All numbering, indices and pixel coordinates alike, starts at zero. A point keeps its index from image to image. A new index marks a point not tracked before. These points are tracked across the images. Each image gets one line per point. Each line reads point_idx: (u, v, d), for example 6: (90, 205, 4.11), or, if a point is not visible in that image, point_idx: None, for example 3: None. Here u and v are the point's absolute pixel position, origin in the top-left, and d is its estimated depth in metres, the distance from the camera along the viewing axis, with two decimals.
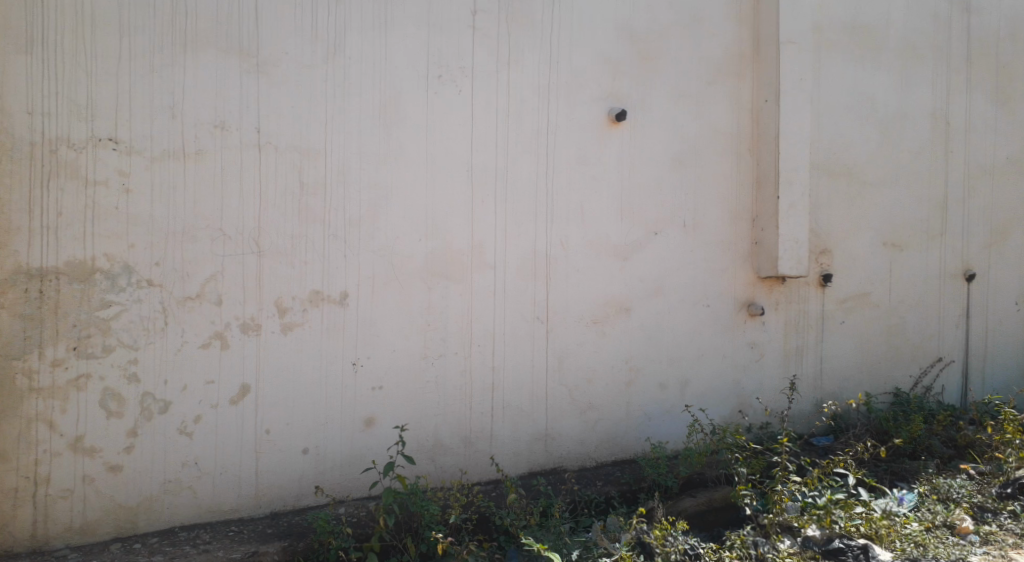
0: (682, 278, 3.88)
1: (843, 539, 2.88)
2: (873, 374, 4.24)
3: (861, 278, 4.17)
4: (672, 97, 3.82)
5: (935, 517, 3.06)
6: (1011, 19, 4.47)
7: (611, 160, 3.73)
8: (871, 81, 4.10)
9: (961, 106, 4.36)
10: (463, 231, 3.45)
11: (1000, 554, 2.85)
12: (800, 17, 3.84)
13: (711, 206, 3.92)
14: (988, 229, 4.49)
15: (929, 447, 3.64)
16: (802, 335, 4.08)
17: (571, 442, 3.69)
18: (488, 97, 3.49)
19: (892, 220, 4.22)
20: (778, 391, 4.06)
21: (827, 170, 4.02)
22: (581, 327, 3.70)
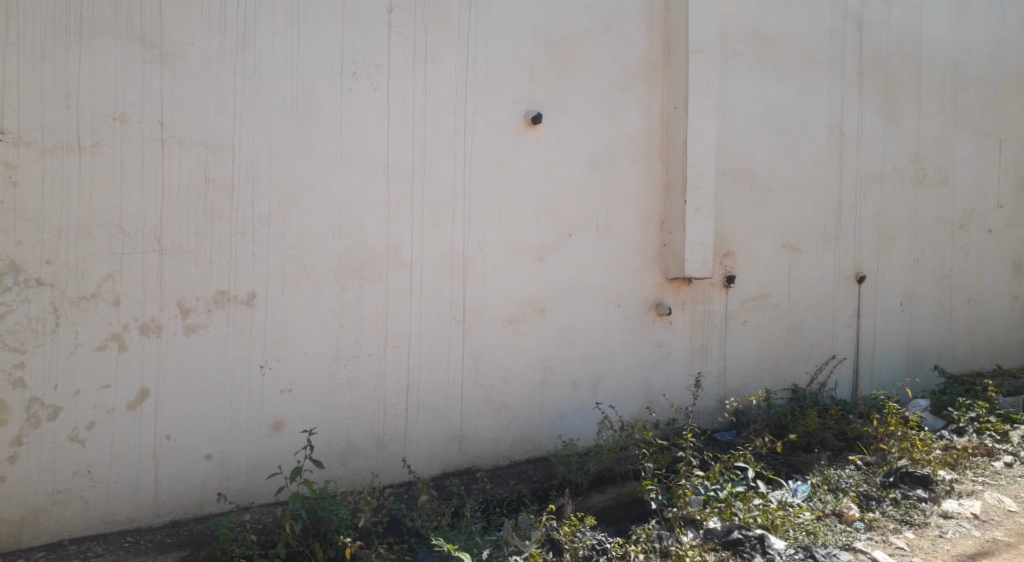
0: (596, 279, 3.96)
1: (741, 530, 3.01)
2: (774, 371, 4.44)
3: (762, 279, 4.36)
4: (586, 102, 3.89)
5: (825, 506, 3.22)
6: (900, 35, 4.74)
7: (527, 161, 3.76)
8: (773, 91, 4.28)
9: (855, 118, 4.60)
10: (379, 230, 3.42)
11: (882, 540, 3.00)
12: (708, 28, 3.97)
13: (624, 210, 4.02)
14: (876, 234, 4.75)
15: (822, 440, 3.81)
16: (707, 334, 4.23)
17: (486, 442, 3.71)
18: (405, 95, 3.46)
19: (792, 225, 4.42)
20: (684, 388, 4.20)
21: (732, 175, 4.19)
22: (497, 327, 3.72)
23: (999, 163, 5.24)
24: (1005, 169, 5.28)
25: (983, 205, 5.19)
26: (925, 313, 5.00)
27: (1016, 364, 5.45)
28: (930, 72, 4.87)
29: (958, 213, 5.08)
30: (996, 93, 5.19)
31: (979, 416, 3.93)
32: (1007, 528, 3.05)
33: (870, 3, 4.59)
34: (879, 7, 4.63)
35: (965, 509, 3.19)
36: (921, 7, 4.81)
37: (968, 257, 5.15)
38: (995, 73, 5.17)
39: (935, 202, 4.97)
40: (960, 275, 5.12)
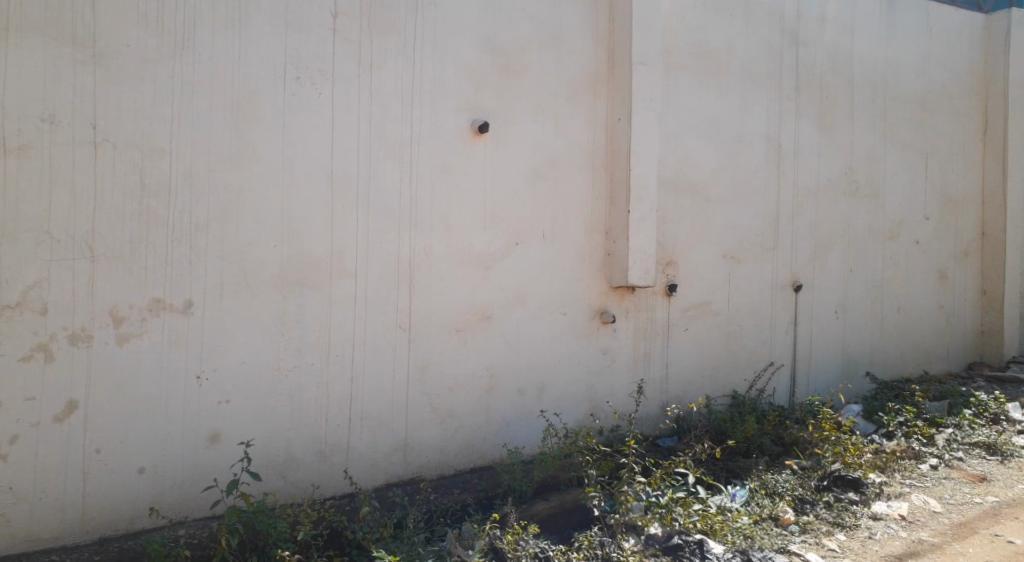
0: (542, 287, 3.98)
1: (681, 535, 3.07)
2: (714, 378, 4.50)
3: (704, 287, 4.43)
4: (531, 111, 3.91)
5: (762, 510, 3.31)
6: (836, 51, 4.88)
7: (473, 170, 3.76)
8: (713, 104, 4.39)
9: (792, 131, 4.72)
10: (322, 237, 3.37)
11: (815, 542, 3.10)
12: (651, 41, 4.04)
13: (570, 219, 4.05)
14: (812, 243, 4.84)
15: (760, 445, 3.91)
16: (650, 342, 4.28)
17: (430, 452, 3.68)
18: (349, 101, 3.43)
19: (732, 235, 4.52)
20: (627, 395, 4.23)
21: (674, 186, 4.27)
22: (443, 336, 3.70)
23: (926, 177, 5.34)
24: (932, 182, 5.37)
25: (912, 217, 5.29)
26: (857, 320, 5.08)
27: (940, 371, 5.51)
28: (862, 87, 5.00)
29: (888, 224, 5.18)
30: (924, 108, 5.31)
31: (907, 420, 4.09)
32: (932, 527, 3.17)
33: (805, 20, 4.72)
34: (814, 24, 4.76)
35: (893, 511, 3.30)
36: (853, 24, 4.94)
37: (898, 267, 5.24)
38: (923, 89, 5.29)
39: (866, 214, 5.07)
40: (890, 284, 5.21)
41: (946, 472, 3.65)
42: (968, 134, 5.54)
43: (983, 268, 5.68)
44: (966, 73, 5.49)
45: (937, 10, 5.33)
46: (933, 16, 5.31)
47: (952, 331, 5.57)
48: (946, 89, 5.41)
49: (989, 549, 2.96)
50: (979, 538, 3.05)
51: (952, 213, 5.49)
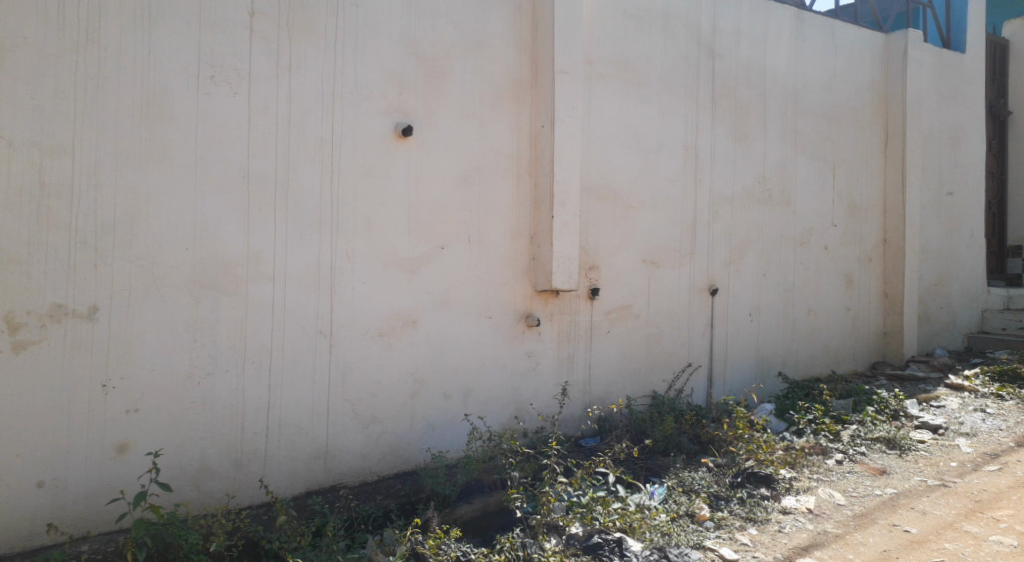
0: (467, 291, 3.98)
1: (601, 535, 3.11)
2: (636, 380, 4.59)
3: (625, 291, 4.52)
4: (455, 115, 3.91)
5: (679, 507, 3.39)
6: (750, 65, 5.07)
7: (396, 172, 3.72)
8: (633, 113, 4.50)
9: (708, 140, 4.88)
10: (238, 239, 3.29)
11: (729, 537, 3.20)
12: (573, 49, 4.11)
13: (495, 223, 4.06)
14: (728, 248, 5.00)
15: (678, 444, 4.01)
16: (573, 344, 4.33)
17: (352, 458, 3.62)
18: (268, 101, 3.36)
19: (652, 240, 4.63)
20: (551, 397, 4.26)
21: (596, 192, 4.35)
22: (365, 340, 3.64)
23: (832, 186, 5.60)
24: (838, 192, 5.64)
25: (820, 224, 5.53)
26: (769, 322, 5.24)
27: (847, 370, 5.72)
28: (773, 100, 5.22)
29: (798, 231, 5.39)
30: (830, 121, 5.57)
31: (815, 417, 4.29)
32: (836, 519, 3.32)
33: (720, 33, 4.90)
34: (729, 38, 4.95)
35: (801, 504, 3.45)
36: (765, 39, 5.15)
37: (808, 272, 5.46)
38: (829, 103, 5.55)
39: (778, 221, 5.27)
40: (800, 287, 5.42)
41: (850, 466, 3.84)
42: (870, 146, 5.84)
43: (884, 273, 5.97)
44: (868, 89, 5.81)
45: (841, 29, 5.62)
46: (838, 34, 5.60)
47: (857, 332, 5.80)
48: (850, 104, 5.70)
49: (888, 539, 3.12)
50: (878, 528, 3.21)
51: (856, 221, 5.77)
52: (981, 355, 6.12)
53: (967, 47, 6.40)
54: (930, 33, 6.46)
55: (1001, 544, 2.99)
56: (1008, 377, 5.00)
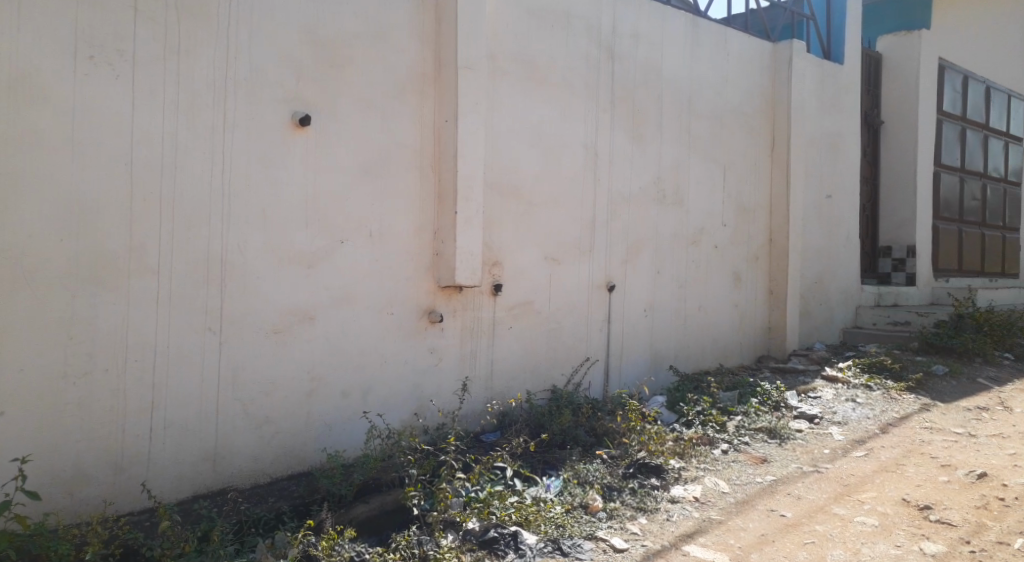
0: (369, 286, 3.90)
1: (497, 528, 3.19)
2: (536, 375, 4.65)
3: (526, 287, 4.57)
4: (357, 107, 3.83)
5: (573, 499, 3.48)
6: (648, 68, 5.23)
7: (293, 165, 3.61)
8: (536, 112, 4.55)
9: (608, 140, 4.99)
10: (119, 232, 3.11)
11: (620, 526, 3.31)
12: (477, 45, 4.11)
13: (398, 218, 4.00)
14: (626, 246, 5.15)
15: (575, 437, 4.09)
16: (475, 340, 4.33)
17: (243, 459, 3.50)
18: (154, 85, 3.18)
19: (553, 238, 4.70)
20: (452, 393, 4.25)
21: (498, 188, 4.38)
22: (259, 338, 3.52)
23: (723, 188, 5.86)
24: (729, 193, 5.90)
25: (712, 224, 5.77)
26: (664, 317, 5.43)
27: (734, 363, 5.99)
28: (669, 103, 5.40)
29: (691, 230, 5.61)
30: (722, 125, 5.82)
31: (704, 408, 4.49)
32: (720, 506, 3.49)
33: (620, 36, 5.03)
34: (628, 41, 5.08)
35: (688, 493, 3.61)
36: (663, 44, 5.32)
37: (700, 269, 5.69)
38: (721, 108, 5.80)
39: (672, 220, 5.46)
40: (693, 284, 5.64)
41: (735, 455, 4.04)
42: (759, 150, 6.14)
43: (770, 271, 6.29)
44: (757, 95, 6.10)
45: (733, 38, 5.87)
46: (730, 41, 5.84)
47: (744, 327, 6.09)
48: (741, 109, 5.97)
49: (765, 523, 3.32)
50: (757, 513, 3.41)
51: (745, 221, 6.06)
52: (853, 347, 6.54)
53: (845, 58, 6.83)
54: (812, 44, 6.84)
55: (865, 525, 3.23)
56: (877, 368, 5.37)
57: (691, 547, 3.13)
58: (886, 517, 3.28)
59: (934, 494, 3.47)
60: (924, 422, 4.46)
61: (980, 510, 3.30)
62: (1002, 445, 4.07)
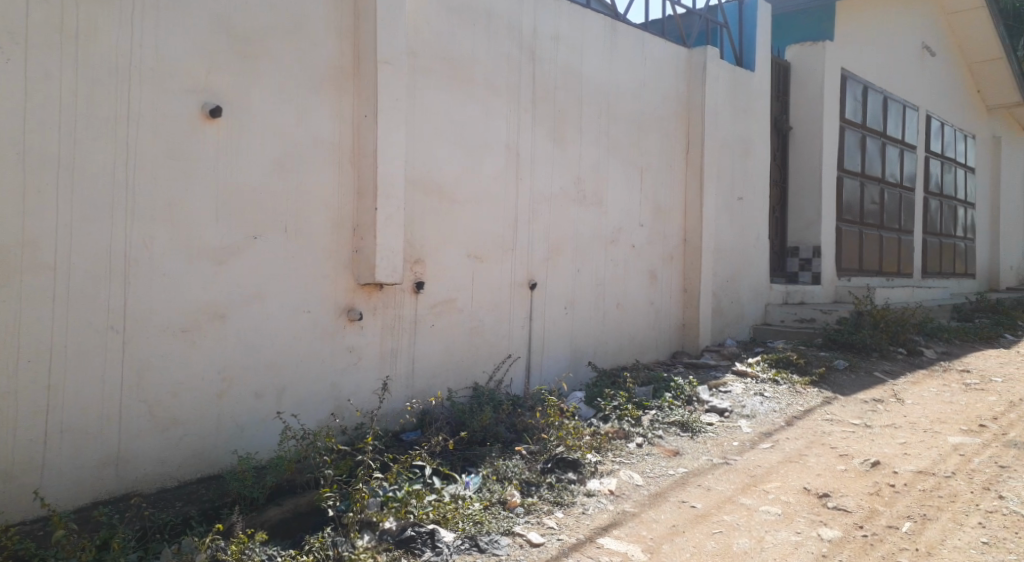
0: (284, 284, 3.80)
1: (414, 527, 3.18)
2: (458, 372, 4.64)
3: (448, 285, 4.55)
4: (271, 100, 3.72)
5: (492, 496, 3.50)
6: (568, 69, 5.30)
7: (204, 158, 3.48)
8: (458, 109, 4.54)
9: (529, 140, 5.03)
10: (9, 225, 2.94)
11: (536, 521, 3.36)
12: (396, 41, 4.07)
13: (315, 214, 3.91)
14: (547, 245, 5.20)
15: (495, 433, 4.10)
16: (395, 339, 4.29)
17: (148, 463, 3.36)
18: (49, 71, 3.02)
19: (475, 235, 4.70)
20: (371, 392, 4.19)
21: (419, 186, 4.34)
22: (166, 337, 3.38)
23: (641, 189, 6.00)
24: (646, 194, 6.05)
25: (630, 224, 5.90)
26: (583, 316, 5.52)
27: (650, 359, 6.13)
28: (588, 105, 5.49)
29: (610, 229, 5.73)
30: (639, 128, 5.96)
31: (620, 404, 4.60)
32: (634, 499, 3.58)
33: (541, 37, 5.07)
34: (548, 42, 5.13)
35: (604, 486, 3.69)
36: (582, 47, 5.40)
37: (618, 268, 5.81)
38: (639, 111, 5.94)
39: (592, 220, 5.55)
40: (612, 283, 5.76)
41: (649, 449, 4.15)
42: (674, 153, 6.32)
43: (685, 270, 6.47)
44: (674, 100, 6.28)
45: (650, 43, 6.02)
46: (647, 46, 5.99)
47: (661, 324, 6.25)
48: (658, 113, 6.14)
49: (676, 514, 3.42)
50: (669, 505, 3.51)
51: (662, 221, 6.23)
52: (761, 343, 6.79)
53: (756, 65, 7.06)
54: (725, 51, 7.06)
55: (768, 513, 3.37)
56: (783, 363, 5.59)
57: (605, 540, 3.20)
58: (788, 506, 3.44)
59: (833, 483, 3.66)
60: (826, 414, 4.70)
61: (872, 496, 3.51)
62: (894, 435, 4.33)
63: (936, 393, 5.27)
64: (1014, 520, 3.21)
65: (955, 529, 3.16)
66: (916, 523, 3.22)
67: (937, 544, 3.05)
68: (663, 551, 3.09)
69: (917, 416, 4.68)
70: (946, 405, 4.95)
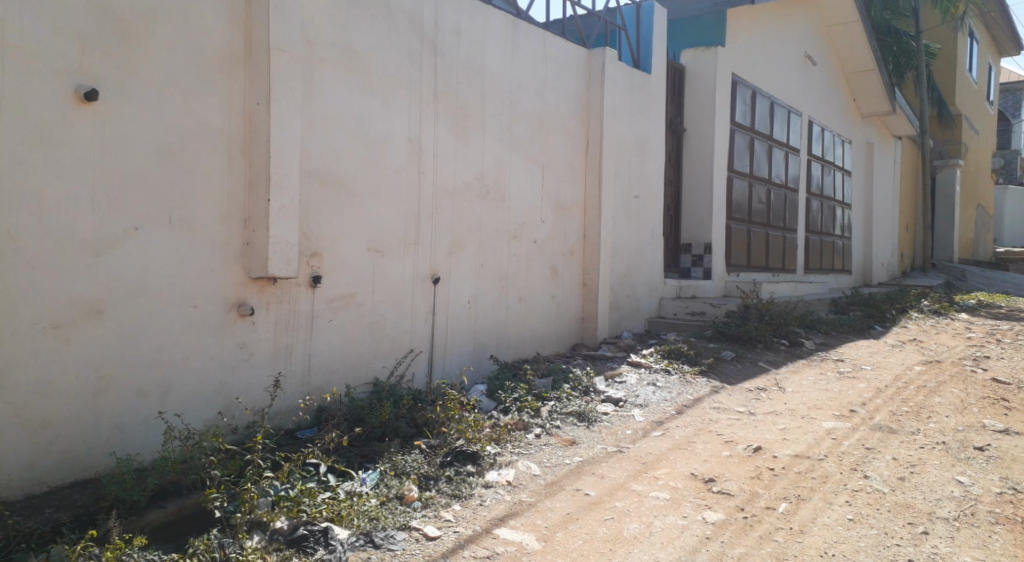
0: (169, 277, 3.63)
1: (306, 526, 3.10)
2: (356, 368, 4.56)
3: (346, 279, 4.47)
4: (155, 84, 3.54)
5: (389, 491, 3.46)
6: (470, 63, 5.31)
7: (78, 143, 3.28)
8: (358, 101, 4.48)
9: (431, 134, 5.01)
10: None
11: (434, 515, 3.35)
12: (289, 29, 3.96)
13: (203, 204, 3.75)
14: (450, 239, 5.20)
15: (395, 428, 4.06)
16: (291, 334, 4.18)
17: (15, 469, 3.13)
18: None
19: (375, 229, 4.64)
20: (263, 390, 4.06)
21: (316, 177, 4.24)
22: (35, 334, 3.17)
23: (543, 185, 6.09)
24: (548, 191, 6.14)
25: (532, 220, 5.98)
26: (486, 310, 5.55)
27: (551, 352, 6.23)
28: (490, 100, 5.51)
29: (513, 225, 5.78)
30: (541, 125, 6.05)
31: (521, 396, 4.66)
32: (530, 488, 3.64)
33: (442, 30, 5.06)
34: (449, 36, 5.12)
35: (501, 477, 3.74)
36: (484, 42, 5.43)
37: (521, 263, 5.88)
38: (541, 108, 6.03)
39: (494, 215, 5.59)
40: (515, 277, 5.82)
41: (546, 439, 4.23)
42: (575, 151, 6.46)
43: (585, 265, 6.61)
44: (574, 99, 6.42)
45: (551, 41, 6.12)
46: (549, 45, 6.09)
47: (562, 318, 6.37)
48: (560, 111, 6.25)
49: (570, 502, 3.50)
50: (564, 494, 3.59)
51: (563, 218, 6.35)
52: (656, 336, 7.04)
53: (651, 69, 7.27)
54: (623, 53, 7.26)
55: (657, 499, 3.51)
56: (675, 354, 5.82)
57: (501, 530, 3.24)
58: (676, 491, 3.59)
59: (718, 468, 3.85)
60: (713, 403, 4.93)
61: (753, 479, 3.71)
62: (775, 421, 4.59)
63: (813, 380, 5.63)
64: (876, 498, 3.47)
65: (825, 507, 3.38)
66: (791, 504, 3.43)
67: (808, 522, 3.26)
68: (556, 539, 3.15)
69: (796, 403, 4.99)
70: (822, 392, 5.30)
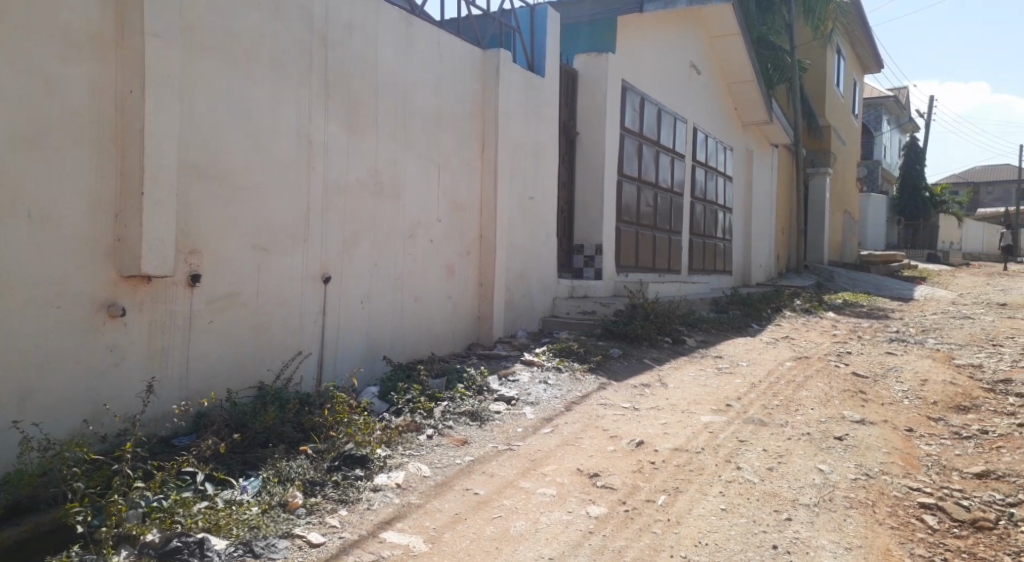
0: (27, 274, 3.36)
1: (181, 538, 2.92)
2: (239, 370, 4.39)
3: (228, 279, 4.29)
4: (12, 64, 3.26)
5: (271, 498, 3.37)
6: (363, 58, 5.21)
7: None
8: (242, 92, 4.30)
9: (322, 128, 4.88)
10: None
11: (318, 521, 3.29)
12: (165, 14, 3.76)
13: (67, 196, 3.49)
14: (342, 237, 5.10)
15: (280, 433, 3.95)
16: (167, 336, 3.97)
17: None
18: None
19: (261, 226, 4.48)
20: (135, 396, 3.84)
21: (196, 171, 4.04)
22: None
23: (439, 183, 6.07)
24: (443, 189, 6.13)
25: (427, 218, 5.95)
26: (379, 309, 5.48)
27: (445, 351, 6.23)
28: (384, 96, 5.44)
29: (408, 223, 5.72)
30: (437, 123, 6.02)
31: (413, 396, 4.64)
32: (420, 490, 3.63)
33: (332, 23, 4.94)
34: (341, 29, 5.01)
35: (391, 480, 3.71)
36: (377, 37, 5.34)
37: (416, 261, 5.83)
38: (436, 106, 6.00)
39: (388, 213, 5.52)
40: (409, 276, 5.77)
41: (438, 439, 4.23)
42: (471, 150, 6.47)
43: (481, 263, 6.64)
44: (471, 97, 6.43)
45: (446, 39, 6.11)
46: (444, 43, 6.07)
47: (458, 317, 6.38)
48: (456, 109, 6.25)
49: (460, 502, 3.52)
50: (454, 493, 3.61)
51: (460, 216, 6.36)
52: (550, 335, 7.18)
53: (546, 72, 7.42)
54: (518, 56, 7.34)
55: (544, 495, 3.58)
56: (566, 352, 5.95)
57: (388, 533, 3.21)
58: (562, 487, 3.68)
59: (602, 463, 3.97)
60: (600, 399, 5.08)
61: (635, 473, 3.85)
62: (657, 416, 4.79)
63: (693, 376, 5.91)
64: (747, 488, 3.69)
65: (700, 498, 3.56)
66: (669, 496, 3.59)
67: (684, 513, 3.41)
68: (443, 539, 3.16)
69: (677, 399, 5.22)
70: (700, 387, 5.57)
